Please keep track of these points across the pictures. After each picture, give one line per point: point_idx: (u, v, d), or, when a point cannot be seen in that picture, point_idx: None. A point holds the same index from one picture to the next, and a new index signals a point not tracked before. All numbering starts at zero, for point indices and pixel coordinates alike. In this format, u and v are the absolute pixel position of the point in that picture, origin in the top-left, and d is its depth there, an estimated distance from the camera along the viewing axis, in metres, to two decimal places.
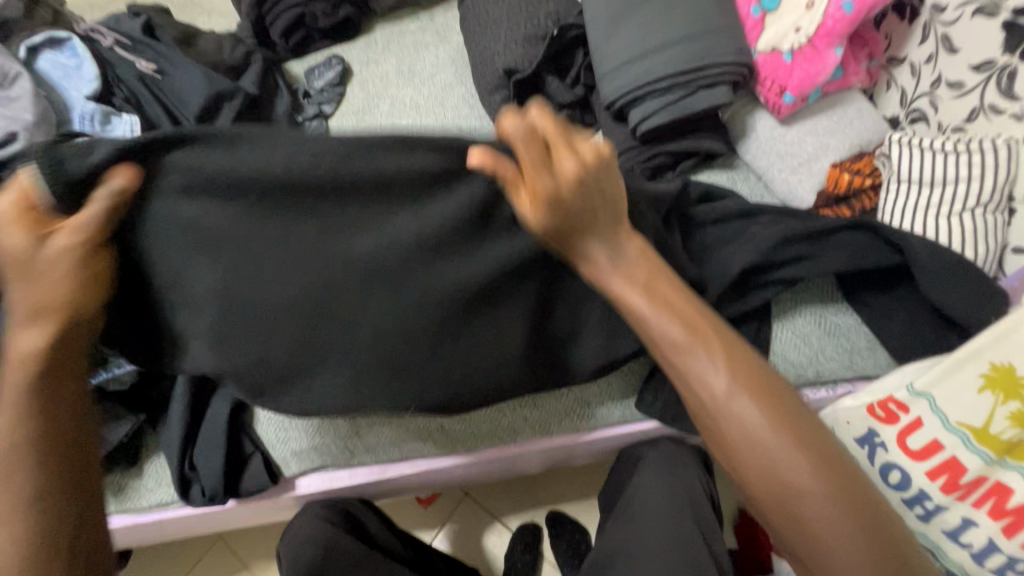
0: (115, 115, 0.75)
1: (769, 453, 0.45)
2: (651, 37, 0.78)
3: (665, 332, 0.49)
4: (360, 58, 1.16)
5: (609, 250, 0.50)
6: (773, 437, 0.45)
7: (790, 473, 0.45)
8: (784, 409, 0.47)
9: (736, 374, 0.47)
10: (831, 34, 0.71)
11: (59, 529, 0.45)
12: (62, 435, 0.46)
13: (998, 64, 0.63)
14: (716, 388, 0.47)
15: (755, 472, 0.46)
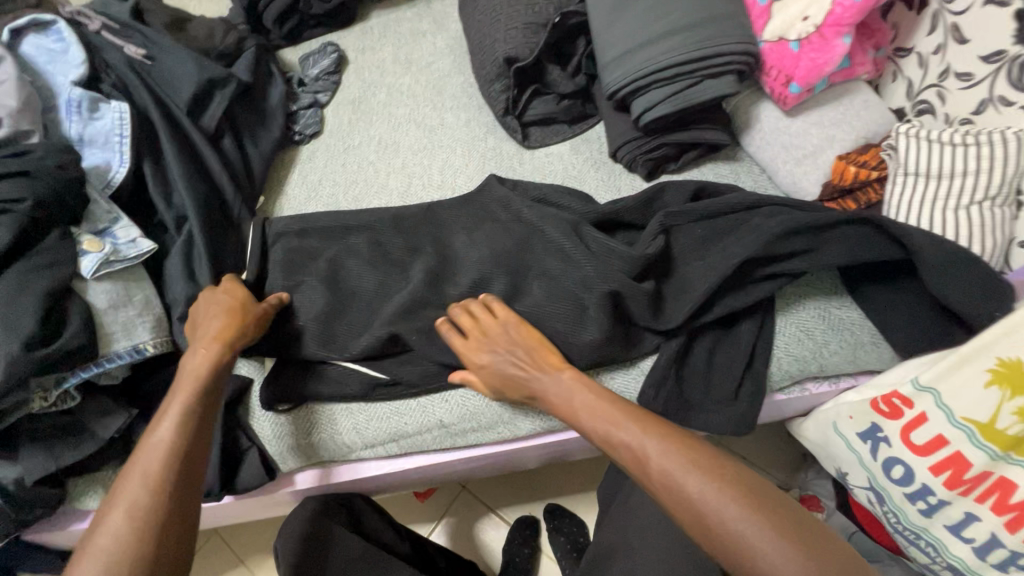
0: (102, 102, 0.73)
1: (726, 518, 0.48)
2: (655, 25, 0.76)
3: (609, 425, 0.57)
4: (356, 45, 1.14)
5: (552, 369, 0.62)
6: (724, 502, 0.48)
7: (751, 537, 0.47)
8: (729, 473, 0.51)
9: (676, 451, 0.52)
10: (840, 22, 0.68)
11: (160, 530, 0.52)
12: (174, 462, 0.55)
13: (1008, 55, 0.62)
14: (664, 467, 0.52)
15: (686, 515, 0.50)
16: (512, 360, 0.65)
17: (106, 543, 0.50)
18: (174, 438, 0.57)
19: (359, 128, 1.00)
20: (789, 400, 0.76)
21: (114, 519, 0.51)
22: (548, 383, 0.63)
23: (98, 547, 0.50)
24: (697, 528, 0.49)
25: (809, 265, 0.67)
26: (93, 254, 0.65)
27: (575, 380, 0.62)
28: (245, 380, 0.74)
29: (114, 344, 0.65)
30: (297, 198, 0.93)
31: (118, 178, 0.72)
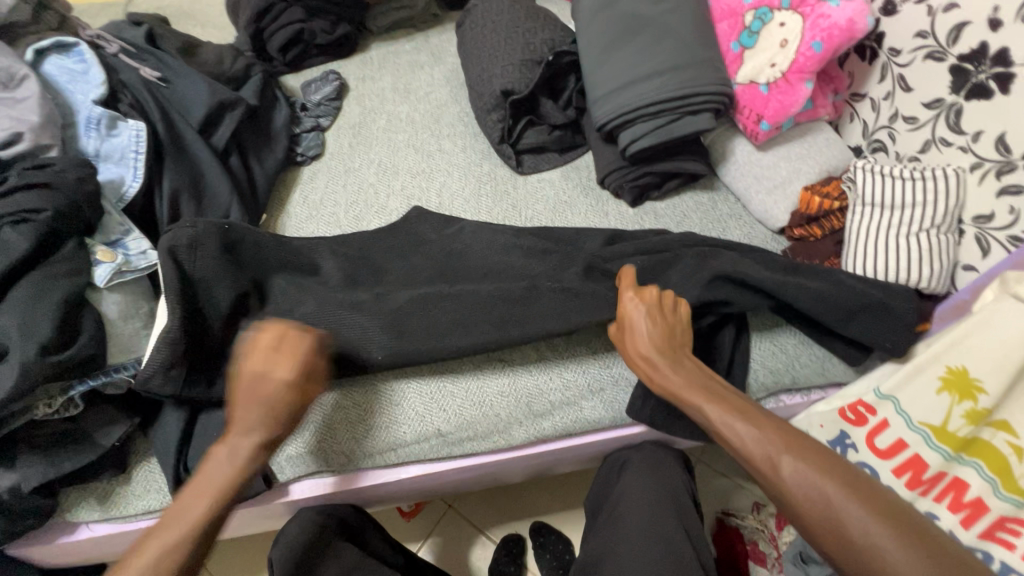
0: (121, 120, 0.76)
1: (866, 529, 0.49)
2: (639, 66, 0.84)
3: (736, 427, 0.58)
4: (356, 74, 1.20)
5: (671, 364, 0.64)
6: (860, 514, 0.50)
7: (891, 552, 0.48)
8: (868, 491, 0.51)
9: (810, 462, 0.53)
10: (803, 70, 0.77)
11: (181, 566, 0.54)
12: (186, 536, 0.54)
13: (946, 102, 0.71)
14: (798, 475, 0.53)
15: (820, 527, 0.51)
16: (642, 341, 0.66)
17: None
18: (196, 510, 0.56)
19: (358, 151, 1.05)
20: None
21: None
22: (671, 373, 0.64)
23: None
24: (829, 537, 0.51)
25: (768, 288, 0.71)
26: (106, 264, 0.68)
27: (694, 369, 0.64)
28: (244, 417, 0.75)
29: (122, 354, 0.68)
30: (297, 217, 0.97)
31: (131, 192, 0.75)
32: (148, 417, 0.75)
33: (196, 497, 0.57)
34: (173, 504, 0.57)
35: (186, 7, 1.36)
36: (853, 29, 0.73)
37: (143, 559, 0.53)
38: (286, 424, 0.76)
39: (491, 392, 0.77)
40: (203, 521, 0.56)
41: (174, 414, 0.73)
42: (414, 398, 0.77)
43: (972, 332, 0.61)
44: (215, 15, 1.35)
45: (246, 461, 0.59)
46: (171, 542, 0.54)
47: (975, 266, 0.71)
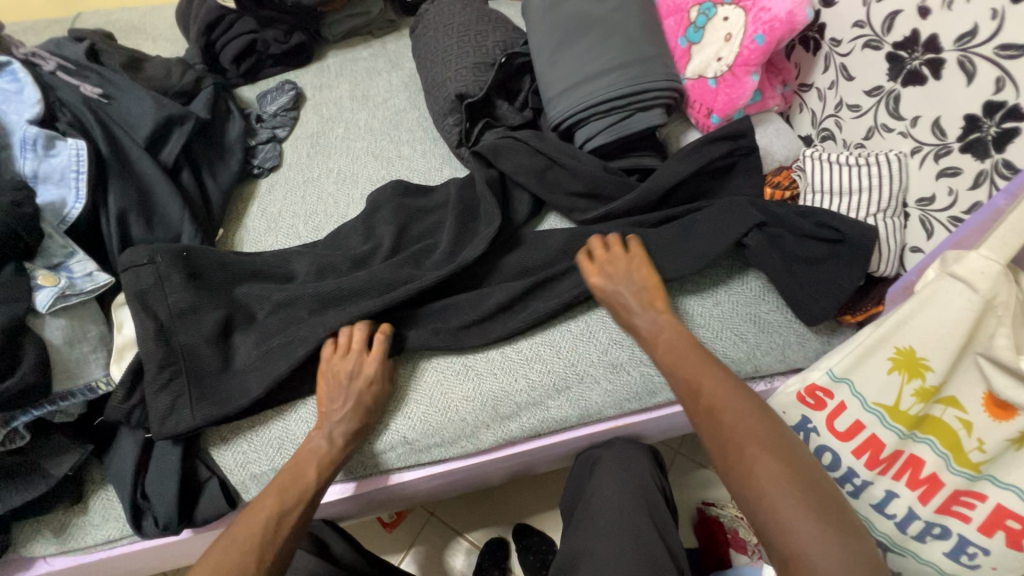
0: (59, 139, 0.74)
1: (756, 469, 0.53)
2: (589, 65, 0.84)
3: (664, 350, 0.67)
4: (313, 83, 1.18)
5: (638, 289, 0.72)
6: (756, 448, 0.54)
7: (768, 488, 0.52)
8: (798, 467, 0.54)
9: (731, 399, 0.59)
10: (748, 63, 0.78)
11: (264, 535, 0.61)
12: (290, 510, 0.64)
13: (885, 89, 0.73)
14: (714, 400, 0.59)
15: (719, 426, 0.57)
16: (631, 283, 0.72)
17: (222, 546, 0.60)
18: (276, 492, 0.65)
19: (317, 161, 1.04)
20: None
21: (230, 546, 0.60)
22: (640, 315, 0.70)
23: (217, 547, 0.60)
24: (723, 462, 0.56)
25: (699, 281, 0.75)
26: (48, 289, 0.66)
27: (666, 320, 0.69)
28: (221, 470, 0.73)
29: (70, 381, 0.66)
30: (256, 231, 0.95)
31: (74, 214, 0.73)
32: (102, 444, 0.73)
33: (277, 485, 0.66)
34: (257, 496, 0.65)
35: (136, 22, 1.34)
36: (793, 21, 0.74)
37: (228, 540, 0.61)
38: (250, 441, 0.74)
39: (456, 394, 0.76)
40: (284, 503, 0.64)
41: (130, 437, 0.72)
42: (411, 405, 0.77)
43: (916, 311, 0.60)
44: (166, 29, 1.33)
45: (327, 452, 0.68)
46: (279, 518, 0.63)
47: (922, 248, 0.73)
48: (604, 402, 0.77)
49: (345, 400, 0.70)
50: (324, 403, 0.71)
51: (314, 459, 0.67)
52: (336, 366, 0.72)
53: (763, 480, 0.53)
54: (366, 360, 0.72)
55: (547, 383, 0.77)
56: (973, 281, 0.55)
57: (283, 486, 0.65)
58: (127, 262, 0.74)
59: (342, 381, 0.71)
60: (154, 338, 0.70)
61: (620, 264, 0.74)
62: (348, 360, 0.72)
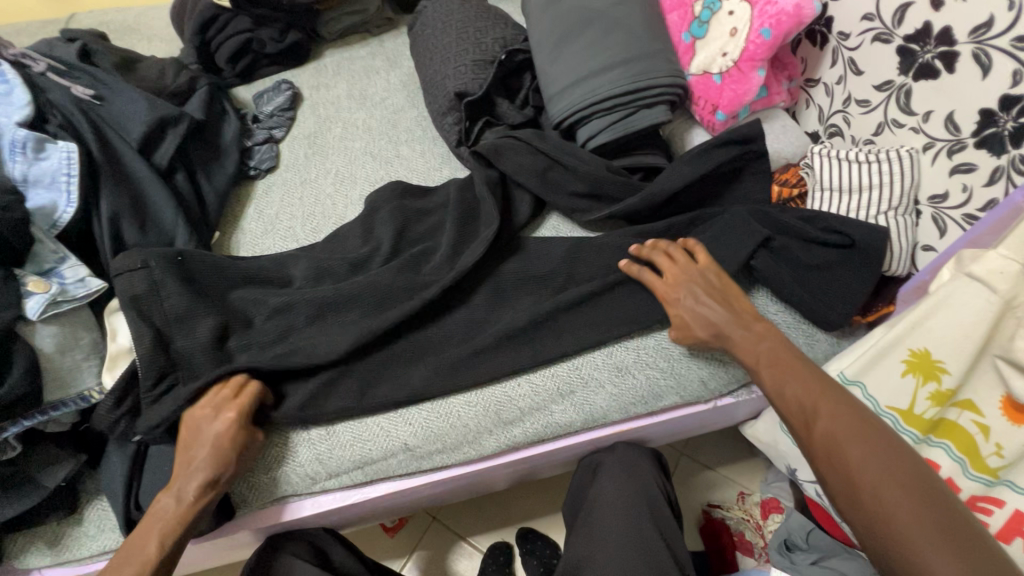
0: (49, 142, 0.73)
1: (882, 502, 0.48)
2: (591, 61, 0.82)
3: (770, 376, 0.61)
4: (310, 82, 1.17)
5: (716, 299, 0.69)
6: (884, 479, 0.48)
7: (905, 524, 0.46)
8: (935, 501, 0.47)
9: (848, 423, 0.53)
10: (753, 58, 0.76)
11: None
12: None
13: (896, 84, 0.71)
14: (830, 435, 0.53)
15: (834, 455, 0.52)
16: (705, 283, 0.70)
17: None
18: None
19: (315, 161, 1.02)
20: (697, 413, 0.81)
21: None
22: (735, 330, 0.66)
23: None
24: (847, 499, 0.50)
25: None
26: (38, 295, 0.64)
27: (766, 336, 0.65)
28: None
29: (61, 390, 0.65)
30: (252, 233, 0.94)
31: (65, 218, 0.71)
32: (96, 453, 0.71)
33: (111, 568, 0.59)
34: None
35: (130, 22, 1.32)
36: (801, 14, 0.72)
37: None
38: None
39: (458, 400, 0.75)
40: None
41: (124, 446, 0.70)
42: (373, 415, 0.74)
43: (933, 311, 0.59)
44: (161, 29, 1.32)
45: (171, 516, 0.60)
46: None
47: (934, 246, 0.71)
48: (609, 406, 0.76)
49: (205, 452, 0.63)
50: (183, 457, 0.63)
51: (160, 531, 0.60)
52: (201, 423, 0.65)
53: (896, 516, 0.47)
54: (218, 415, 0.65)
55: (551, 387, 0.75)
56: (990, 280, 0.54)
57: (113, 568, 0.58)
58: (121, 266, 0.72)
59: (195, 441, 0.64)
60: (147, 345, 0.69)
61: (690, 272, 0.71)
62: (219, 415, 0.65)
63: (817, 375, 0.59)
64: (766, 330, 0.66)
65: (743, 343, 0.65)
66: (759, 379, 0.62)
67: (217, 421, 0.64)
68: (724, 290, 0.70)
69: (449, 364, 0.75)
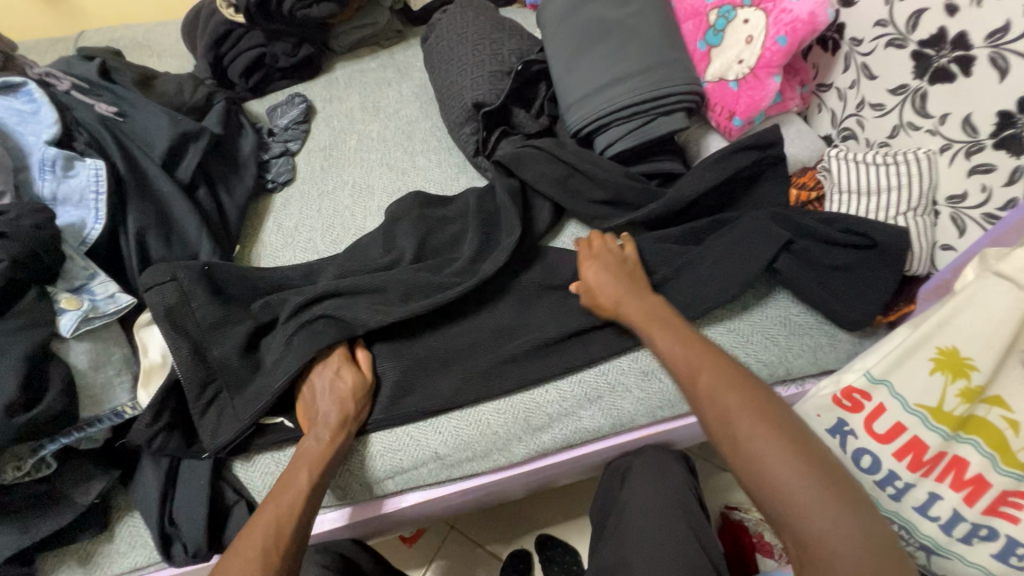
0: (77, 159, 0.73)
1: (752, 444, 0.53)
2: (609, 70, 0.84)
3: (662, 338, 0.65)
4: (323, 95, 1.18)
5: (621, 278, 0.74)
6: (754, 424, 0.54)
7: (772, 463, 0.52)
8: (791, 432, 0.54)
9: (723, 376, 0.58)
10: (770, 65, 0.78)
11: (268, 545, 0.57)
12: (286, 516, 0.60)
13: (911, 88, 0.72)
14: (711, 387, 0.58)
15: (713, 409, 0.57)
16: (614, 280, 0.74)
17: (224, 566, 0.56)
18: (275, 504, 0.61)
19: (332, 174, 1.03)
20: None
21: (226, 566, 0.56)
22: (629, 300, 0.71)
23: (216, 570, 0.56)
24: (727, 447, 0.55)
25: (728, 286, 0.74)
26: (71, 312, 0.64)
27: (659, 304, 0.70)
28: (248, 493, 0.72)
29: (95, 406, 0.65)
30: (273, 245, 0.94)
31: (94, 234, 0.71)
32: (127, 468, 0.71)
33: (270, 497, 0.62)
34: (248, 520, 0.60)
35: (141, 38, 1.33)
36: (815, 21, 0.74)
37: (229, 556, 0.57)
38: (279, 460, 0.72)
39: (487, 407, 0.75)
40: (282, 512, 0.60)
41: (156, 461, 0.70)
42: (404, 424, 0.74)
43: (958, 311, 0.60)
44: (171, 45, 1.33)
45: (317, 455, 0.65)
46: (282, 525, 0.59)
47: (953, 246, 0.72)
48: (637, 410, 0.76)
49: (328, 401, 0.69)
50: (312, 414, 0.70)
51: (314, 466, 0.64)
52: (325, 378, 0.71)
53: (767, 454, 0.52)
54: (339, 367, 0.72)
55: (578, 392, 0.76)
56: (1016, 276, 0.57)
57: (276, 498, 0.62)
58: (149, 282, 0.72)
59: (329, 389, 0.70)
60: (179, 359, 0.69)
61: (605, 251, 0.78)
62: (339, 368, 0.72)
63: (698, 338, 0.63)
64: (654, 298, 0.71)
65: (632, 305, 0.70)
66: (651, 338, 0.67)
67: (340, 373, 0.71)
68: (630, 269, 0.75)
69: (477, 372, 0.75)
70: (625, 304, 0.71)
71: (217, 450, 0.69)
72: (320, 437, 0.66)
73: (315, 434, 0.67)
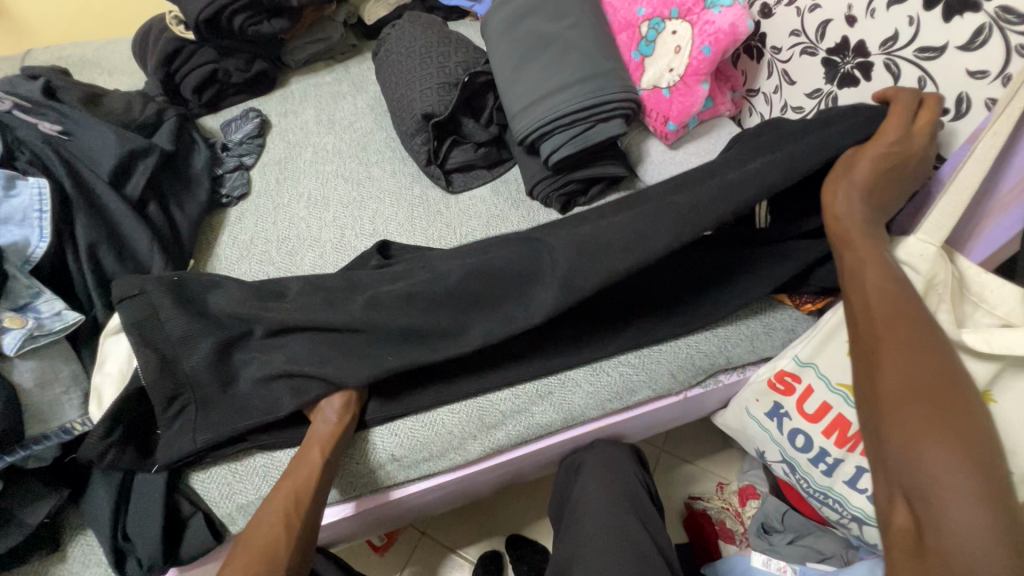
0: (19, 179, 0.74)
1: (925, 460, 0.47)
2: (548, 81, 0.88)
3: (873, 272, 0.57)
4: (278, 109, 1.19)
5: (863, 201, 0.61)
6: (933, 443, 0.47)
7: (945, 503, 0.45)
8: (989, 473, 0.46)
9: (910, 373, 0.51)
10: (697, 72, 0.83)
11: (293, 510, 0.62)
12: (311, 481, 0.64)
13: (824, 92, 0.78)
14: (900, 382, 0.51)
15: (901, 408, 0.50)
16: (901, 174, 0.62)
17: (254, 527, 0.61)
18: (300, 470, 0.65)
19: (287, 187, 1.04)
20: (669, 405, 0.86)
21: (258, 525, 0.61)
22: (851, 215, 0.61)
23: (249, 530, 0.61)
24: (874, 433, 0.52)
25: None
26: (15, 331, 0.64)
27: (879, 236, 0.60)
28: (203, 504, 0.71)
29: (43, 424, 0.65)
30: (228, 259, 0.95)
31: (39, 253, 0.71)
32: (78, 487, 0.70)
33: (294, 464, 0.66)
34: (283, 473, 0.66)
35: (90, 56, 1.32)
36: (736, 31, 0.79)
37: (259, 518, 0.62)
38: (235, 470, 0.73)
39: (443, 409, 0.77)
40: (306, 476, 0.65)
41: (108, 476, 0.70)
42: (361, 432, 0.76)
43: None
44: (122, 61, 1.32)
45: (332, 426, 0.69)
46: (303, 491, 0.63)
47: None
48: (587, 404, 0.79)
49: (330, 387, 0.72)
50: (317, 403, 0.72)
51: (331, 434, 0.68)
52: None
53: (943, 478, 0.45)
54: None
55: (530, 390, 0.79)
56: (915, 263, 0.59)
57: (299, 461, 0.66)
58: (120, 293, 0.71)
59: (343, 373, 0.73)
60: (147, 371, 0.68)
61: (905, 133, 0.61)
62: None
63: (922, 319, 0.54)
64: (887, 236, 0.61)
65: (866, 268, 0.58)
66: (852, 260, 0.59)
67: None
68: (883, 181, 0.61)
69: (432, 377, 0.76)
70: (847, 220, 0.61)
71: (170, 462, 0.69)
72: (332, 412, 0.70)
73: (337, 409, 0.70)
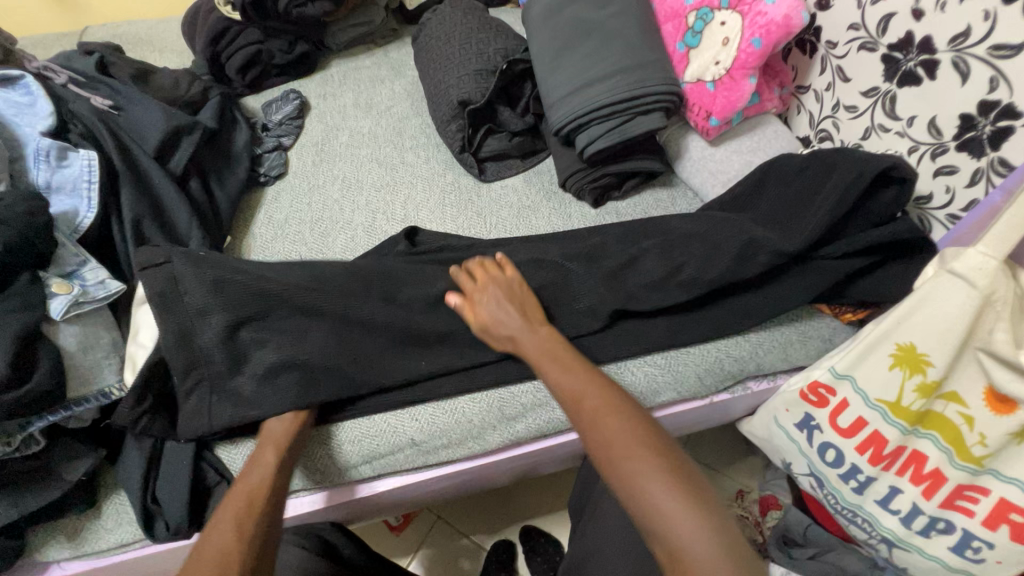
0: (71, 150, 0.77)
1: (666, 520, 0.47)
2: (588, 71, 0.86)
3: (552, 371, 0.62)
4: (317, 92, 1.20)
5: (533, 331, 0.67)
6: (674, 502, 0.48)
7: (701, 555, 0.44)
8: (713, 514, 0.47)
9: (632, 437, 0.52)
10: (745, 66, 0.80)
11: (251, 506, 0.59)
12: (269, 479, 0.63)
13: (881, 90, 0.74)
14: (622, 453, 0.51)
15: (638, 483, 0.49)
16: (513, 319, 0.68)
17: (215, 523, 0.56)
18: (257, 470, 0.64)
19: (322, 168, 1.05)
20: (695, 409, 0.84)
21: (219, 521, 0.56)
22: (524, 334, 0.66)
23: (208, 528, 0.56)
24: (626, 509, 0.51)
25: (700, 283, 0.75)
26: (61, 296, 0.67)
27: (551, 336, 0.66)
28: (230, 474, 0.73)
29: (83, 386, 0.67)
30: (263, 237, 0.96)
31: (86, 223, 0.75)
32: (113, 448, 0.74)
33: (250, 465, 0.65)
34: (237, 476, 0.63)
35: (142, 33, 1.36)
36: (789, 25, 0.75)
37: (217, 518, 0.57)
38: None
39: (463, 397, 0.77)
40: (259, 474, 0.63)
41: (141, 440, 0.72)
42: (380, 415, 0.76)
43: (916, 308, 0.60)
44: (172, 40, 1.36)
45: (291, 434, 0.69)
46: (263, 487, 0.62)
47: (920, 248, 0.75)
48: None
49: None
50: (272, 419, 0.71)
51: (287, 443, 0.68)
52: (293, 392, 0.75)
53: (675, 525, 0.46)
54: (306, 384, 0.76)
55: None
56: (972, 277, 0.55)
57: (254, 462, 0.65)
58: (143, 263, 0.73)
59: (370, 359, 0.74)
60: (184, 342, 0.71)
61: (495, 278, 0.72)
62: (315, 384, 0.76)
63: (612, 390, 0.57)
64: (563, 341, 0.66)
65: (538, 353, 0.65)
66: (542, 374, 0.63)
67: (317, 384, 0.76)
68: (526, 300, 0.71)
69: (454, 365, 0.76)
70: (523, 346, 0.66)
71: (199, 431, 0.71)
72: (289, 426, 0.70)
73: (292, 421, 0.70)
